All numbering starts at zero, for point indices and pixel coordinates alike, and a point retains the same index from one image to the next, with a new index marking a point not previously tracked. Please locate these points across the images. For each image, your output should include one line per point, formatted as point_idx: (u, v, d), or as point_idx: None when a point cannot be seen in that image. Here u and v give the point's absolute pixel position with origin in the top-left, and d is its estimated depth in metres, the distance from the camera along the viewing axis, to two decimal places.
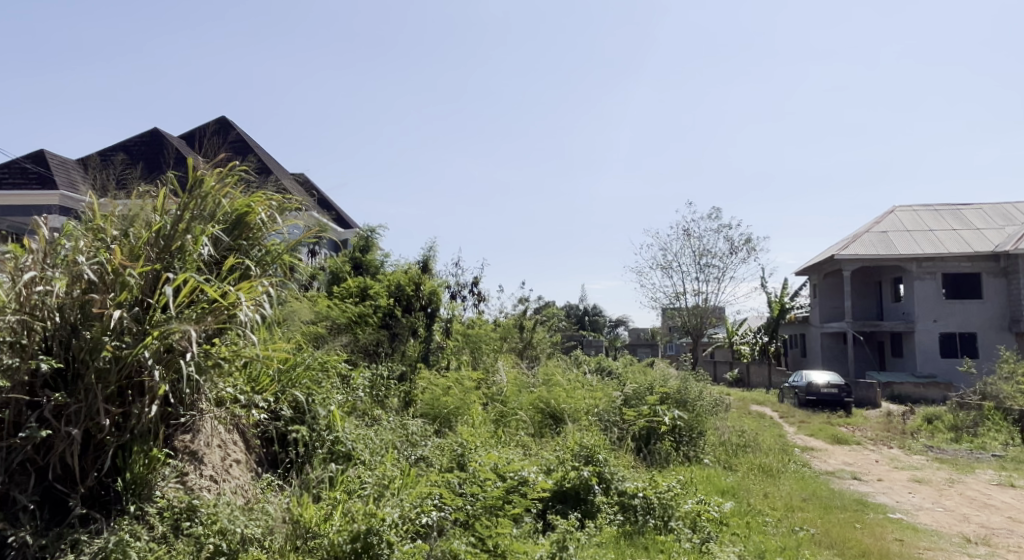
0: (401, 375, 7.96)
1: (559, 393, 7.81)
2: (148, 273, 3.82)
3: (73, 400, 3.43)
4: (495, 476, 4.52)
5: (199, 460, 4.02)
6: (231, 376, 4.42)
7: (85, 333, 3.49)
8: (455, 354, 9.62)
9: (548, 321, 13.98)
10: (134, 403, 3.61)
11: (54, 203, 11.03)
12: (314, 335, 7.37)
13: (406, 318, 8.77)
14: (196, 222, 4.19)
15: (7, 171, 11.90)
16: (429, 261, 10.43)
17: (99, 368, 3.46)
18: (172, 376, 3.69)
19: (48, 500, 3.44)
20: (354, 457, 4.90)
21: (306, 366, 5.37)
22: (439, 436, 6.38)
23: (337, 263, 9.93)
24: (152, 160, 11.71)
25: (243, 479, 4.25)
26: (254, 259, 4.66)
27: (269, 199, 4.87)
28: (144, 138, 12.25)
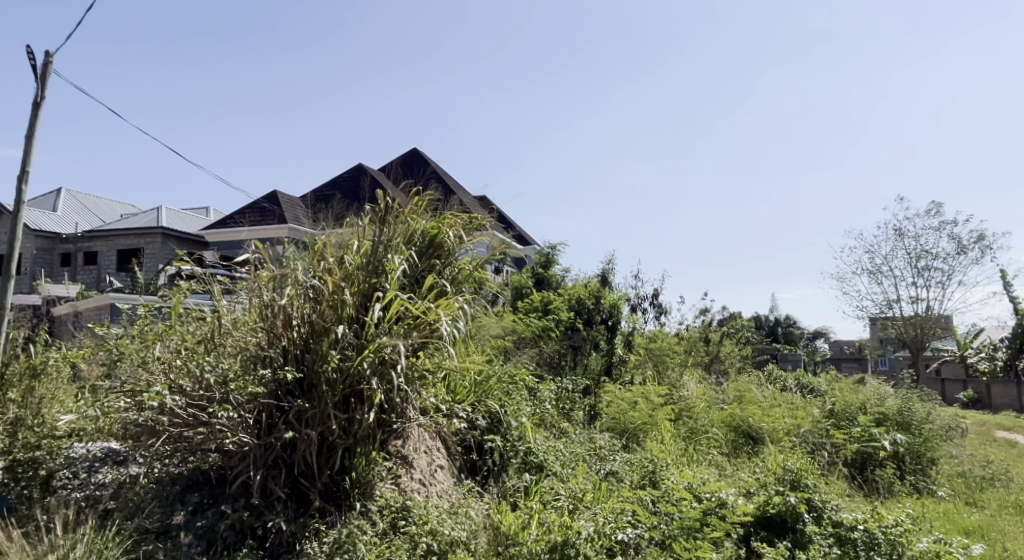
0: (586, 388, 8.04)
1: (755, 410, 7.31)
2: (360, 293, 4.28)
3: (311, 406, 3.94)
4: (690, 496, 4.34)
5: (410, 464, 4.44)
6: (435, 387, 4.75)
7: (315, 346, 4.00)
8: (638, 368, 9.49)
9: (736, 334, 13.22)
10: (357, 410, 4.04)
11: (284, 234, 12.94)
12: (503, 349, 7.68)
13: (587, 330, 8.86)
14: (396, 244, 4.64)
15: (248, 210, 14.15)
16: (609, 274, 10.44)
17: (328, 379, 3.94)
18: (387, 385, 4.07)
19: (295, 492, 3.99)
20: (546, 468, 5.00)
21: (499, 379, 5.61)
22: (627, 451, 6.30)
23: (521, 278, 10.33)
24: (356, 193, 13.16)
25: (446, 484, 4.59)
26: (449, 278, 5.00)
27: (457, 220, 5.24)
28: (351, 173, 13.87)
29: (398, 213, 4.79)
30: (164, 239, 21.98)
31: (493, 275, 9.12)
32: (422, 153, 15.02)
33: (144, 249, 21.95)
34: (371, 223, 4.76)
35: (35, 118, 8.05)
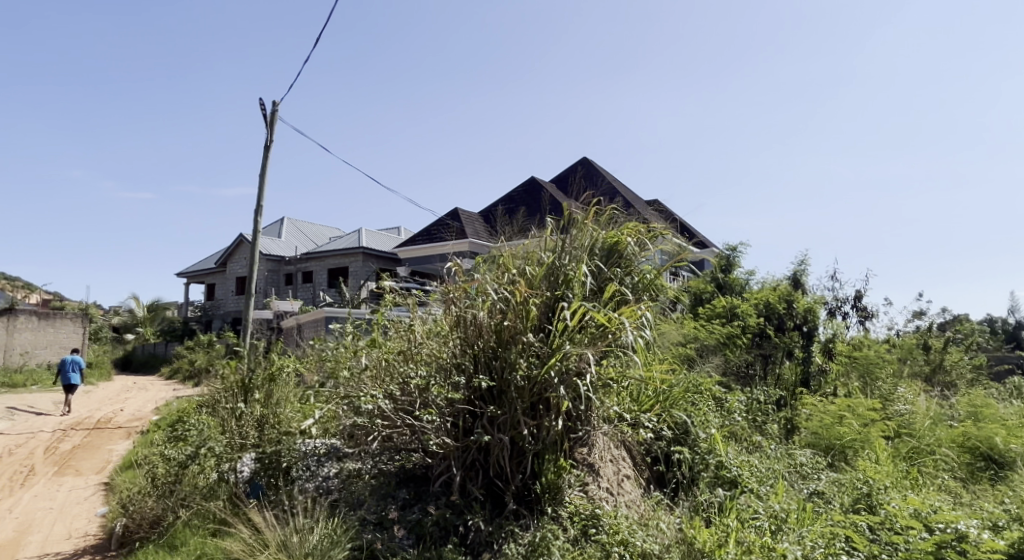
0: (780, 400, 7.46)
1: (997, 431, 6.25)
2: (544, 303, 4.38)
3: (501, 412, 4.12)
4: (920, 525, 3.77)
5: (596, 472, 4.44)
6: (619, 396, 4.70)
7: (504, 354, 4.18)
8: (841, 378, 8.60)
9: (964, 339, 11.43)
10: (545, 416, 4.15)
11: (467, 248, 13.70)
12: (686, 357, 7.37)
13: (779, 337, 8.19)
14: (576, 256, 4.68)
15: (434, 228, 15.21)
16: (800, 276, 9.61)
17: (518, 386, 4.10)
18: (574, 393, 4.12)
19: (490, 495, 4.19)
20: (740, 483, 4.70)
21: (684, 388, 5.41)
22: (834, 470, 5.71)
23: (701, 283, 9.92)
24: (532, 206, 13.56)
25: (634, 494, 4.51)
26: (630, 286, 4.94)
27: (638, 228, 5.16)
28: (526, 188, 14.38)
29: (579, 223, 4.83)
30: (364, 258, 24.44)
31: (672, 281, 8.83)
32: (594, 162, 15.05)
33: (349, 268, 24.58)
34: (552, 234, 4.87)
35: (266, 159, 9.46)
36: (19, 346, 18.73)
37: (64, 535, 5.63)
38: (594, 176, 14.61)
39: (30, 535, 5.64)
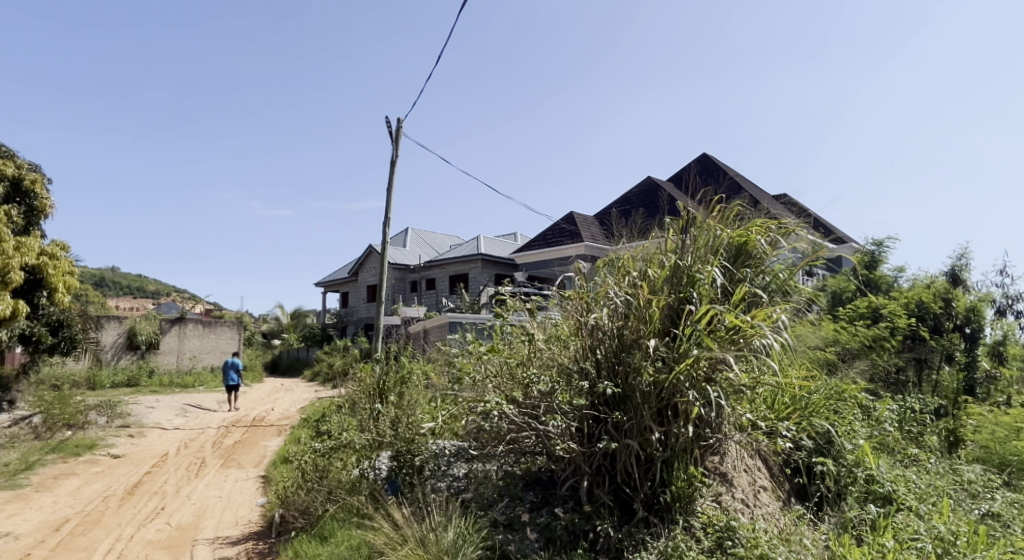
0: (939, 409, 6.72)
1: None
2: (669, 305, 4.25)
3: (627, 418, 4.06)
4: None
5: (730, 481, 4.25)
6: (752, 403, 4.46)
7: (628, 359, 4.11)
8: (1015, 386, 7.64)
9: None
10: (673, 423, 4.03)
11: (583, 252, 13.73)
12: (826, 362, 6.84)
13: (936, 339, 7.43)
14: (702, 256, 4.48)
15: (550, 232, 15.25)
16: (960, 272, 8.63)
17: (643, 391, 4.02)
18: (704, 399, 3.97)
19: (618, 501, 4.14)
20: (896, 500, 4.28)
21: (825, 394, 5.03)
22: (1010, 489, 5.05)
23: (840, 282, 9.21)
24: (650, 207, 13.26)
25: (772, 507, 4.26)
26: (761, 286, 4.69)
27: (768, 225, 4.86)
28: (643, 188, 14.10)
29: (700, 222, 4.59)
30: (484, 265, 25.18)
31: (806, 281, 8.24)
32: (714, 158, 14.43)
33: (469, 274, 25.35)
34: (673, 235, 4.70)
35: (392, 173, 10.02)
36: (189, 351, 21.12)
37: (231, 522, 6.25)
38: (714, 171, 14.04)
39: (205, 520, 6.32)
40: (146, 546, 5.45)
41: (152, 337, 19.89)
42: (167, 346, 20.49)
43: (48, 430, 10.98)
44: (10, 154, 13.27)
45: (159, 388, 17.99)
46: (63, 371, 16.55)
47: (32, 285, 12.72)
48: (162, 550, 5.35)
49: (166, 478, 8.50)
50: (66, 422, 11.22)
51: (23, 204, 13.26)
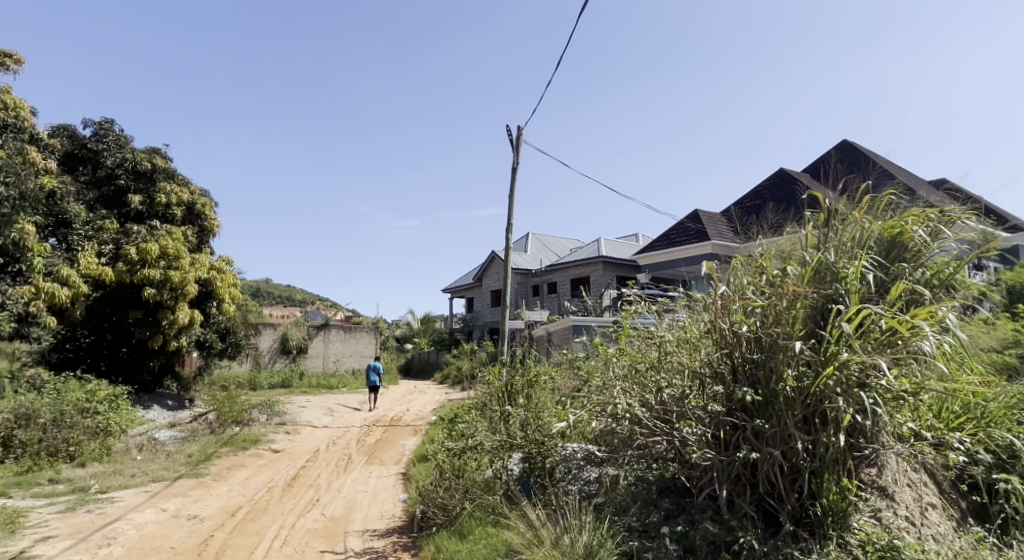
0: None
1: None
2: (813, 305, 3.96)
3: (769, 425, 3.84)
4: None
5: (892, 497, 3.89)
6: (916, 411, 4.05)
7: (767, 362, 3.90)
8: None
9: None
10: (821, 432, 3.74)
11: (709, 250, 13.22)
12: (1005, 366, 6.05)
13: None
14: (849, 251, 4.14)
15: (674, 231, 14.80)
16: None
17: (786, 397, 3.78)
18: (858, 406, 3.66)
19: (762, 512, 3.94)
20: None
21: (1006, 403, 4.46)
22: None
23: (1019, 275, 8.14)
24: (784, 200, 12.46)
25: (944, 527, 3.86)
26: (920, 281, 4.24)
27: (927, 214, 4.39)
28: (775, 180, 13.31)
29: (844, 215, 4.24)
30: (606, 267, 24.98)
31: (974, 274, 7.38)
32: (856, 144, 13.28)
33: (591, 277, 25.21)
34: (814, 229, 4.37)
35: (513, 180, 10.26)
36: (333, 355, 22.80)
37: (378, 515, 6.67)
38: (856, 158, 12.97)
39: (354, 513, 6.80)
40: (306, 534, 5.96)
41: (301, 343, 21.70)
42: (315, 350, 22.27)
43: (220, 425, 12.33)
44: (186, 182, 15.10)
45: (308, 389, 19.59)
46: (230, 373, 18.51)
47: (205, 297, 14.24)
48: (319, 538, 5.83)
49: (319, 472, 9.24)
50: (234, 418, 12.52)
51: (196, 225, 15.01)
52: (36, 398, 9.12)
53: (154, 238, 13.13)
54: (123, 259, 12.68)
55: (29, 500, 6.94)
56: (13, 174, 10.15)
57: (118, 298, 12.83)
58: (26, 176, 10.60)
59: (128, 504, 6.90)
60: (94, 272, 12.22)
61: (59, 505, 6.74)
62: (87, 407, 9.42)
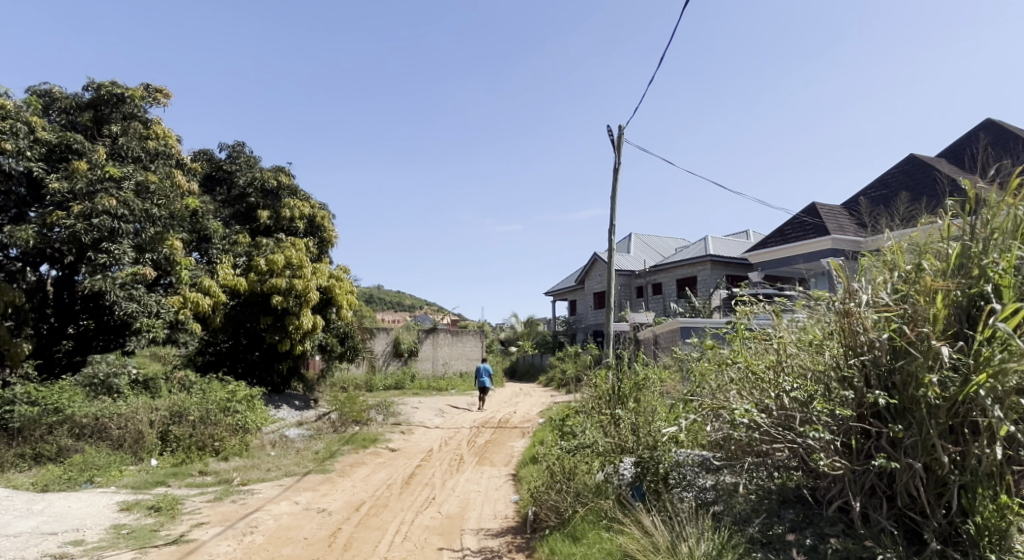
0: None
1: None
2: (958, 303, 3.62)
3: (908, 434, 3.56)
4: None
5: None
6: None
7: (904, 365, 3.62)
8: None
9: None
10: (971, 443, 3.42)
11: (829, 247, 12.40)
12: None
13: None
14: (1000, 243, 3.64)
15: (788, 227, 14.00)
16: None
17: (929, 405, 3.48)
18: (1017, 415, 3.30)
19: (902, 527, 3.65)
20: None
21: None
22: None
23: None
24: (916, 189, 11.46)
25: None
26: None
27: None
28: (905, 168, 12.28)
29: (993, 202, 3.74)
30: (714, 266, 24.07)
31: None
32: (1005, 122, 11.92)
33: (699, 277, 24.39)
34: (956, 219, 3.89)
35: (616, 180, 10.16)
36: (442, 357, 23.56)
37: (491, 515, 6.81)
38: (1003, 139, 11.70)
39: (469, 511, 6.99)
40: (424, 530, 6.21)
41: (412, 346, 22.59)
42: (425, 353, 23.12)
43: (341, 424, 13.08)
44: (307, 197, 16.21)
45: (421, 391, 20.37)
46: (348, 375, 19.62)
47: (325, 304, 15.17)
48: (437, 535, 6.04)
49: (433, 471, 9.57)
50: (354, 418, 13.23)
51: (317, 236, 16.06)
52: (186, 398, 10.13)
53: (281, 249, 14.20)
54: (255, 270, 13.82)
55: (184, 489, 7.72)
56: (162, 197, 11.73)
57: (252, 306, 13.98)
58: (175, 197, 12.09)
59: (266, 496, 7.50)
60: (230, 282, 13.40)
61: (208, 495, 7.45)
62: (228, 406, 10.33)
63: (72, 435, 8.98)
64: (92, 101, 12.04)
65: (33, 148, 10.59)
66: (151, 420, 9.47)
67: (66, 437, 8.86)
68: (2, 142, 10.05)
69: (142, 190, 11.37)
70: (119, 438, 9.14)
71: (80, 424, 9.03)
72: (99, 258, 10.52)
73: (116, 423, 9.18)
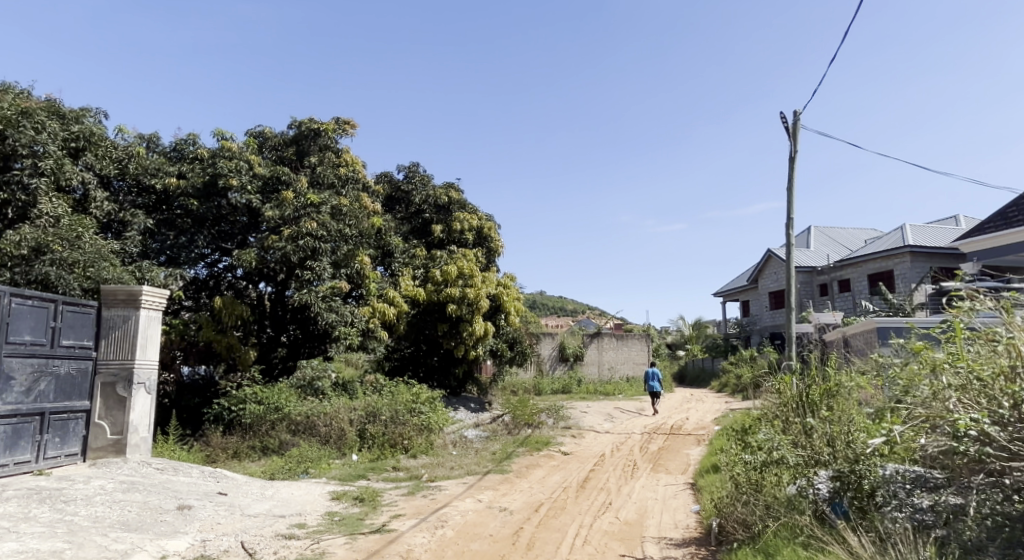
0: None
1: None
2: None
3: None
4: None
5: None
6: None
7: None
8: None
9: None
10: None
11: None
12: None
13: None
14: None
15: (1011, 209, 12.04)
16: None
17: None
18: None
19: None
20: None
21: None
22: None
23: None
24: None
25: None
26: None
27: None
28: None
29: None
30: (914, 257, 21.45)
31: None
32: None
33: (895, 271, 21.90)
34: None
35: (791, 170, 9.44)
36: (607, 362, 23.46)
37: (672, 524, 6.64)
38: None
39: (647, 519, 6.87)
40: (604, 535, 6.21)
41: (578, 350, 22.73)
42: (590, 357, 23.16)
43: (515, 427, 13.52)
44: (475, 209, 17.08)
45: (588, 395, 20.43)
46: (517, 380, 20.24)
47: (495, 311, 15.80)
48: (617, 541, 6.01)
49: (608, 476, 9.54)
50: (526, 421, 13.62)
51: (485, 246, 16.82)
52: (379, 399, 11.14)
53: (454, 260, 15.10)
54: (432, 281, 14.81)
55: (381, 483, 8.48)
56: (353, 218, 12.87)
57: (430, 314, 14.97)
58: (363, 217, 13.16)
59: (452, 492, 8.00)
60: (411, 292, 14.53)
61: (403, 489, 8.12)
62: (414, 406, 11.19)
63: (290, 430, 10.26)
64: (295, 138, 13.79)
65: (251, 183, 12.27)
66: (350, 419, 10.53)
67: (285, 433, 10.15)
68: (230, 179, 11.81)
69: (337, 213, 12.64)
70: (325, 435, 10.27)
71: (295, 421, 10.31)
72: (304, 274, 11.92)
73: (323, 421, 10.34)
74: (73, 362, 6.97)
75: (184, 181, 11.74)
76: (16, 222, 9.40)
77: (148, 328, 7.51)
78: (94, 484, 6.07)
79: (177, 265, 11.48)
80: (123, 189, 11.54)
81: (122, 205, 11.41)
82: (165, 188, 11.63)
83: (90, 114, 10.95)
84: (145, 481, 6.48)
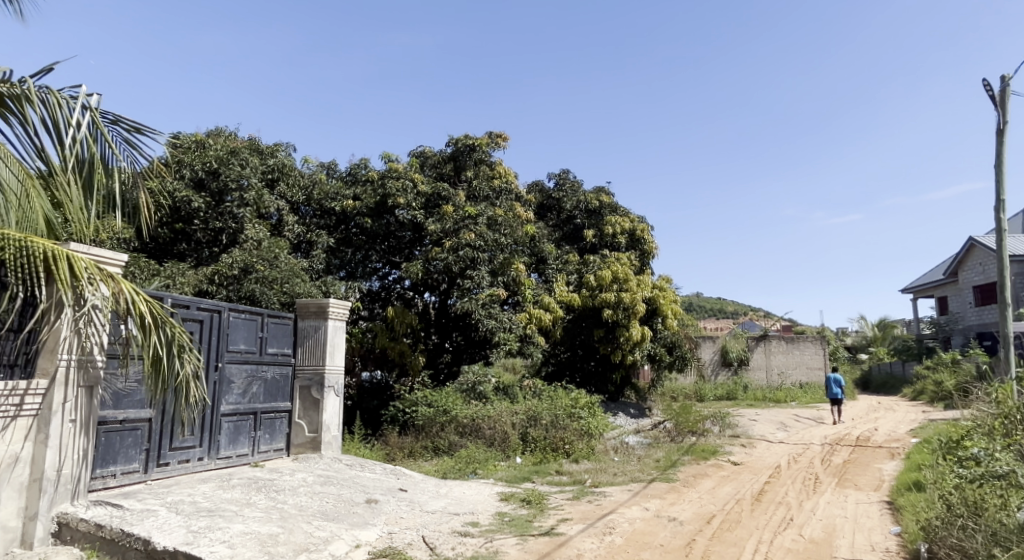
0: None
1: None
2: None
3: None
4: None
5: None
6: None
7: None
8: None
9: None
10: None
11: None
12: None
13: None
14: None
15: None
16: None
17: None
18: None
19: None
20: None
21: None
22: None
23: None
24: None
25: None
26: None
27: None
28: None
29: None
30: None
31: None
32: None
33: None
34: None
35: (1000, 145, 8.17)
36: (776, 367, 21.90)
37: (867, 545, 6.01)
38: None
39: (837, 538, 6.28)
40: (788, 553, 5.76)
41: (742, 354, 21.46)
42: (757, 362, 21.75)
43: (678, 434, 13.04)
44: (627, 212, 16.83)
45: (755, 403, 19.19)
46: (677, 385, 19.55)
47: (652, 315, 15.40)
48: None
49: (786, 490, 8.83)
50: (690, 428, 13.06)
51: (638, 249, 16.51)
52: (539, 404, 11.35)
53: (607, 264, 15.00)
54: (586, 286, 14.85)
55: (546, 486, 8.60)
56: (508, 227, 13.28)
57: (585, 318, 14.99)
58: (517, 226, 13.54)
59: (618, 499, 7.89)
60: (566, 298, 14.66)
61: (568, 493, 8.16)
62: (574, 411, 11.26)
63: (458, 432, 10.76)
64: (453, 155, 14.49)
65: (416, 200, 13.11)
66: (513, 422, 10.83)
67: (454, 434, 10.65)
68: (397, 199, 12.72)
69: (493, 223, 13.12)
70: (491, 437, 10.64)
71: (463, 424, 10.79)
72: (465, 283, 12.48)
73: (488, 424, 10.73)
74: (278, 368, 7.88)
75: (359, 202, 12.85)
76: (228, 247, 10.83)
77: (335, 336, 8.28)
78: (298, 476, 6.81)
79: (355, 279, 12.61)
80: (309, 213, 12.88)
81: (310, 227, 12.73)
82: (343, 210, 12.81)
83: (282, 149, 12.42)
84: (338, 475, 7.14)
